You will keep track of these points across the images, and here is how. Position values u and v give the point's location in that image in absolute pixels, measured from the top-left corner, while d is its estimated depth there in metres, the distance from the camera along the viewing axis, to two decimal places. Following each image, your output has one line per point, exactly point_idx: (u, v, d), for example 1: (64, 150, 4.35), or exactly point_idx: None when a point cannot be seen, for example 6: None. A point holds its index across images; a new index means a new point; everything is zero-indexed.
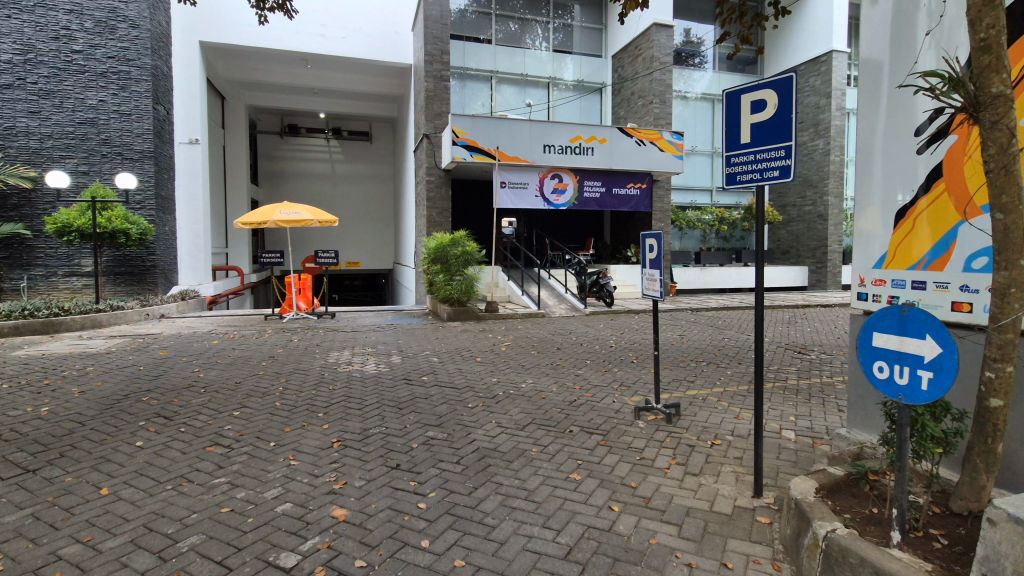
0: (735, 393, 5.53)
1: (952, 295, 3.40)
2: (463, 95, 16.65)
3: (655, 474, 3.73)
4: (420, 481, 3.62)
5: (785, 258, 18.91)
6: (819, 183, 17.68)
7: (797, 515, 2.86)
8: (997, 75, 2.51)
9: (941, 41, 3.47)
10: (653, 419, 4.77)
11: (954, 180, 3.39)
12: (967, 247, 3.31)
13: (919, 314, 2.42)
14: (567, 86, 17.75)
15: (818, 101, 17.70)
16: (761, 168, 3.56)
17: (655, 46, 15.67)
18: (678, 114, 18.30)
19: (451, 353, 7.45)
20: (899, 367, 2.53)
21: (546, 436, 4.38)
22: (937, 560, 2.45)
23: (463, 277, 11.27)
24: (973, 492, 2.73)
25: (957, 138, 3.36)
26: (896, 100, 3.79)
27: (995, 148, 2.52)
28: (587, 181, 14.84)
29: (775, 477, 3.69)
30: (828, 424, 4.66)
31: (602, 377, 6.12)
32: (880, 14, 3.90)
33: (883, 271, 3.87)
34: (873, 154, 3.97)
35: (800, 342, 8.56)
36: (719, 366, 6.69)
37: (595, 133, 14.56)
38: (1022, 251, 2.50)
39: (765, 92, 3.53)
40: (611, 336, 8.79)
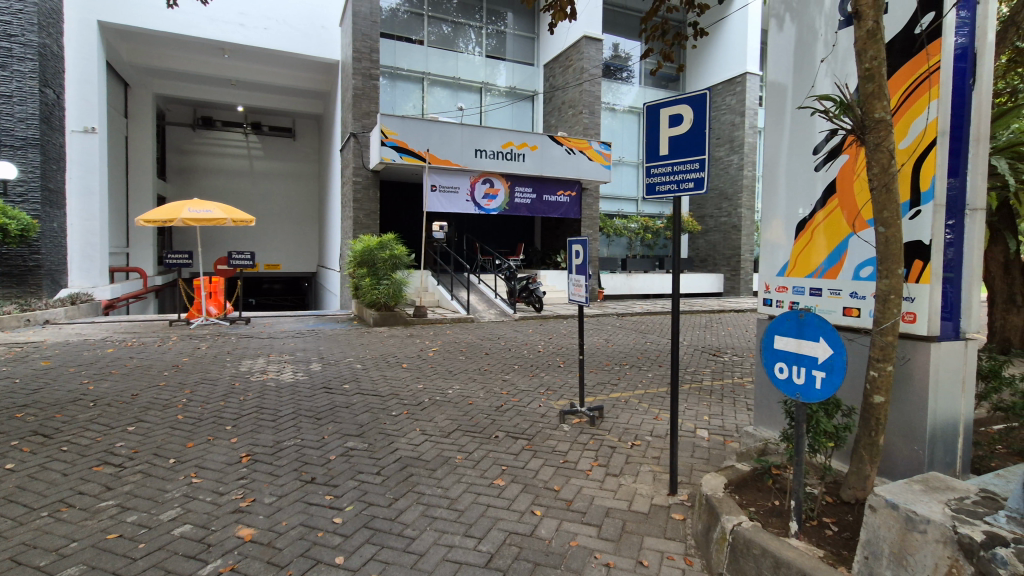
0: (655, 395, 5.76)
1: (844, 301, 3.71)
2: (393, 96, 16.33)
3: (577, 476, 3.79)
4: (336, 494, 3.46)
5: (703, 265, 20.03)
6: (734, 196, 18.92)
7: (708, 511, 2.99)
8: (880, 101, 2.76)
9: (835, 69, 3.81)
10: (577, 422, 4.85)
11: (846, 196, 3.72)
12: (856, 257, 3.63)
13: (814, 318, 2.61)
14: (500, 92, 17.90)
15: (733, 119, 18.95)
16: (678, 179, 3.73)
17: (584, 58, 16.17)
18: (607, 125, 18.96)
19: (376, 359, 7.23)
20: (797, 368, 2.72)
21: (471, 443, 4.33)
22: (828, 546, 2.65)
23: (391, 281, 11.00)
24: (859, 482, 2.97)
25: (847, 158, 3.69)
26: (797, 121, 4.10)
27: (878, 167, 2.78)
28: (518, 187, 15.00)
29: (689, 474, 3.85)
30: (737, 422, 4.94)
31: (529, 381, 6.16)
32: (784, 40, 4.22)
33: (785, 279, 4.17)
34: (778, 171, 4.27)
35: (715, 346, 9.07)
36: (641, 369, 6.94)
37: (526, 139, 14.75)
38: (899, 262, 2.77)
39: (681, 107, 3.71)
40: (539, 341, 8.89)
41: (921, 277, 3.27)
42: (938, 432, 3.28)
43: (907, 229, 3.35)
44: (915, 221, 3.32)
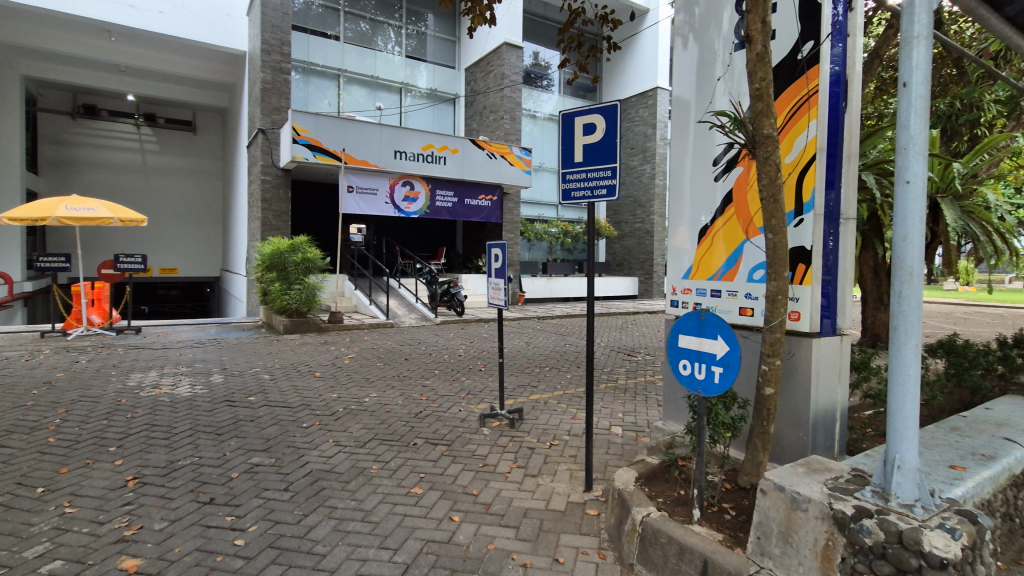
0: (572, 395, 5.92)
1: (740, 301, 4.02)
2: (307, 92, 15.60)
3: (496, 479, 3.80)
4: (238, 515, 3.22)
5: (619, 269, 20.91)
6: (646, 203, 19.93)
7: (619, 504, 3.11)
8: (767, 119, 3.01)
9: (731, 87, 4.13)
10: (497, 425, 4.87)
11: (741, 205, 4.03)
12: (750, 261, 3.94)
13: (713, 318, 2.80)
14: (420, 94, 17.68)
15: (645, 130, 19.98)
16: (591, 185, 3.86)
17: (505, 64, 16.37)
18: (528, 131, 19.31)
19: (286, 369, 6.84)
20: (699, 365, 2.90)
21: (388, 452, 4.21)
22: (727, 530, 2.85)
23: (303, 286, 10.48)
24: (754, 468, 3.22)
25: (742, 169, 4.01)
26: (699, 134, 4.40)
27: (767, 179, 3.03)
28: (439, 190, 14.87)
29: (604, 470, 3.99)
30: (648, 418, 5.19)
31: (449, 386, 6.10)
32: (688, 58, 4.51)
33: (690, 281, 4.44)
34: (682, 181, 4.55)
35: (629, 346, 9.49)
36: (559, 371, 7.11)
37: (447, 143, 14.68)
38: (785, 265, 3.05)
39: (595, 116, 3.85)
40: (460, 345, 8.85)
41: (804, 279, 3.62)
42: (819, 419, 3.63)
43: (792, 235, 3.70)
44: (799, 228, 3.66)
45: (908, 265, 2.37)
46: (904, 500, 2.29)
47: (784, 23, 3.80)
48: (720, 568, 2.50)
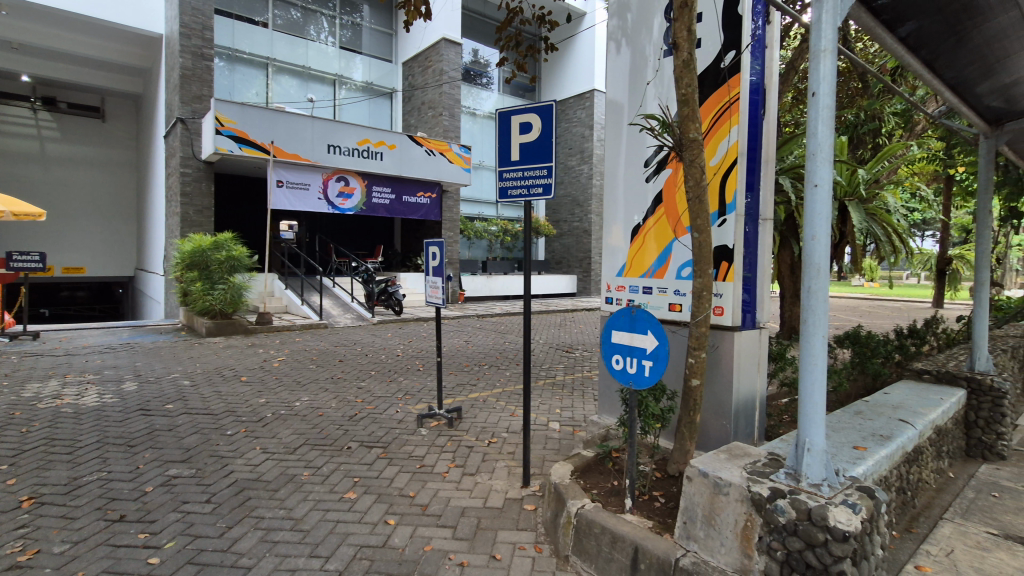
0: (511, 392, 5.96)
1: (669, 298, 4.20)
2: (232, 81, 14.73)
3: (434, 480, 3.76)
4: (153, 531, 3.00)
5: (559, 267, 21.25)
6: (584, 203, 20.36)
7: (555, 498, 3.18)
8: (693, 123, 3.15)
9: (660, 92, 4.29)
10: (435, 425, 4.82)
11: (670, 206, 4.20)
12: (678, 259, 4.12)
13: (643, 314, 2.91)
14: (356, 87, 17.17)
15: (583, 131, 20.40)
16: (527, 184, 3.90)
17: (444, 60, 16.23)
18: (467, 129, 19.23)
19: (209, 374, 6.44)
20: (630, 359, 3.00)
21: (320, 457, 4.07)
22: (656, 517, 2.97)
23: (228, 286, 9.93)
24: (682, 456, 3.38)
25: (671, 171, 4.19)
26: (631, 136, 4.53)
27: (693, 181, 3.17)
28: (375, 187, 14.54)
29: (541, 465, 4.05)
30: (584, 412, 5.32)
31: (386, 387, 5.97)
32: (620, 62, 4.65)
33: (624, 278, 4.59)
34: (616, 181, 4.68)
35: (567, 343, 9.68)
36: (498, 369, 7.13)
37: (384, 138, 14.36)
38: (709, 263, 3.21)
39: (530, 115, 3.88)
40: (398, 345, 8.68)
41: (727, 276, 3.82)
42: (740, 408, 3.86)
43: (716, 234, 3.90)
44: (722, 227, 3.87)
45: (816, 262, 2.55)
46: (813, 479, 2.47)
47: (709, 32, 3.99)
48: (650, 553, 2.62)
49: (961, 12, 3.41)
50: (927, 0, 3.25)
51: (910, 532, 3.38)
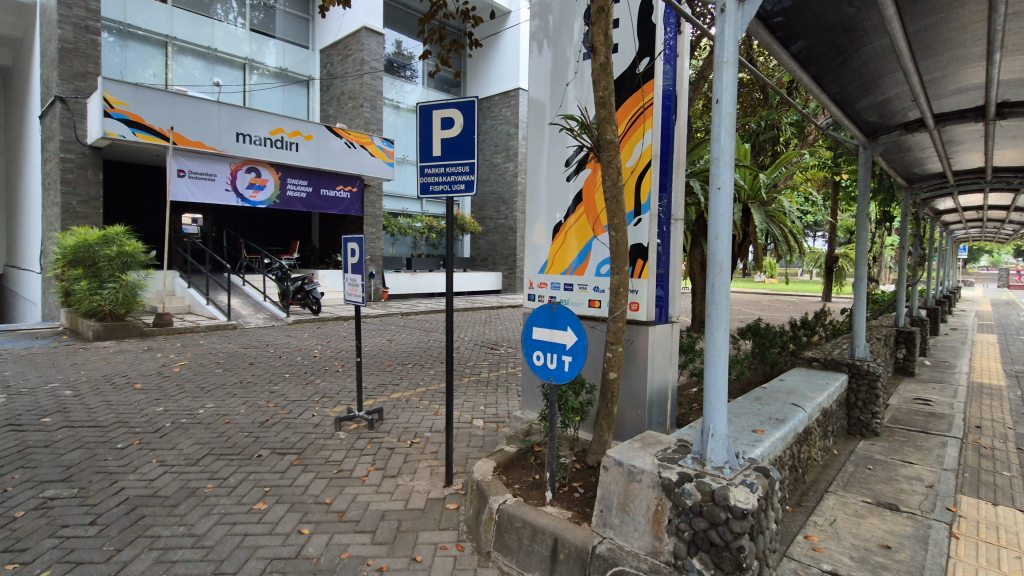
0: (434, 391, 5.89)
1: (589, 294, 4.33)
2: (124, 59, 13.36)
3: (352, 484, 3.64)
4: (24, 561, 2.67)
5: (484, 264, 21.28)
6: (510, 200, 20.50)
7: (477, 495, 3.18)
8: (610, 125, 3.24)
9: (580, 93, 4.41)
10: (355, 427, 4.67)
11: (590, 205, 4.33)
12: (597, 257, 4.27)
13: (563, 310, 2.97)
14: (268, 73, 16.21)
15: (508, 129, 20.51)
16: (449, 180, 3.86)
17: (365, 50, 15.71)
18: (390, 122, 18.75)
19: (96, 382, 5.81)
20: (550, 355, 3.07)
21: (226, 468, 3.80)
22: (575, 507, 3.05)
23: (120, 285, 9.04)
24: (600, 447, 3.49)
25: (591, 171, 4.32)
26: (552, 135, 4.61)
27: (610, 180, 3.27)
28: (291, 179, 13.81)
29: (464, 463, 4.04)
30: (507, 408, 5.36)
31: (302, 390, 5.68)
32: (542, 62, 4.70)
33: (546, 275, 4.67)
34: (539, 180, 4.74)
35: (492, 340, 9.72)
36: (422, 367, 7.02)
37: (300, 128, 13.66)
38: (625, 260, 3.34)
39: (452, 111, 3.84)
40: (316, 346, 8.31)
41: (642, 273, 4.00)
42: (654, 399, 4.06)
43: (632, 233, 4.07)
44: (638, 227, 4.04)
45: (719, 260, 2.73)
46: (716, 462, 2.63)
47: (624, 39, 4.14)
48: (569, 543, 2.69)
49: (843, 34, 3.76)
50: (815, 20, 3.57)
51: (801, 505, 3.71)
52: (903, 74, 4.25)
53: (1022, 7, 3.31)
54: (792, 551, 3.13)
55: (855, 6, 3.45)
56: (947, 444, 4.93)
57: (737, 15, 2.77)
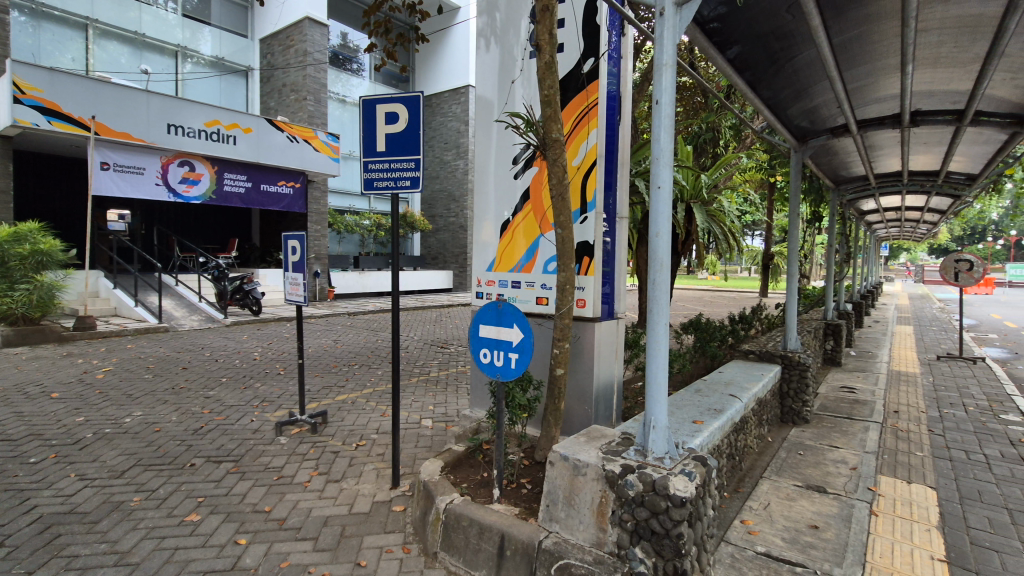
0: (381, 392, 5.78)
1: (536, 292, 4.37)
2: (38, 40, 12.33)
3: (293, 491, 3.51)
4: None
5: (435, 263, 21.05)
6: (460, 198, 20.36)
7: (424, 496, 3.14)
8: (556, 124, 3.26)
9: (527, 92, 4.44)
10: (297, 432, 4.50)
11: (537, 203, 4.37)
12: (545, 255, 4.31)
13: (510, 307, 2.98)
14: (203, 61, 15.37)
15: (459, 126, 20.37)
16: (394, 176, 3.79)
17: (308, 41, 15.19)
18: (336, 116, 18.23)
19: (6, 392, 5.34)
20: (497, 352, 3.06)
21: (155, 479, 3.58)
22: (523, 503, 3.07)
23: (33, 286, 8.37)
24: (547, 442, 3.53)
25: (537, 169, 4.36)
26: (499, 133, 4.61)
27: (556, 179, 3.29)
28: (228, 173, 13.18)
29: (411, 464, 3.99)
30: (456, 407, 5.33)
31: (240, 395, 5.44)
32: (489, 59, 4.69)
33: (493, 273, 4.66)
34: (486, 178, 4.73)
35: (442, 339, 9.62)
36: (369, 368, 6.87)
37: (238, 120, 13.04)
38: (571, 257, 3.37)
39: (397, 105, 3.77)
40: (256, 348, 7.96)
41: (588, 270, 4.06)
42: (600, 393, 4.15)
43: (578, 231, 4.12)
44: (583, 225, 4.10)
45: (659, 257, 2.80)
46: (658, 453, 2.71)
47: (569, 39, 4.18)
48: (515, 539, 2.70)
49: (774, 42, 3.95)
50: (748, 28, 3.73)
51: (737, 491, 3.89)
52: (829, 82, 4.51)
53: (931, 23, 3.59)
54: (730, 535, 3.27)
55: (785, 16, 3.62)
56: (869, 428, 5.29)
57: (676, 19, 2.85)
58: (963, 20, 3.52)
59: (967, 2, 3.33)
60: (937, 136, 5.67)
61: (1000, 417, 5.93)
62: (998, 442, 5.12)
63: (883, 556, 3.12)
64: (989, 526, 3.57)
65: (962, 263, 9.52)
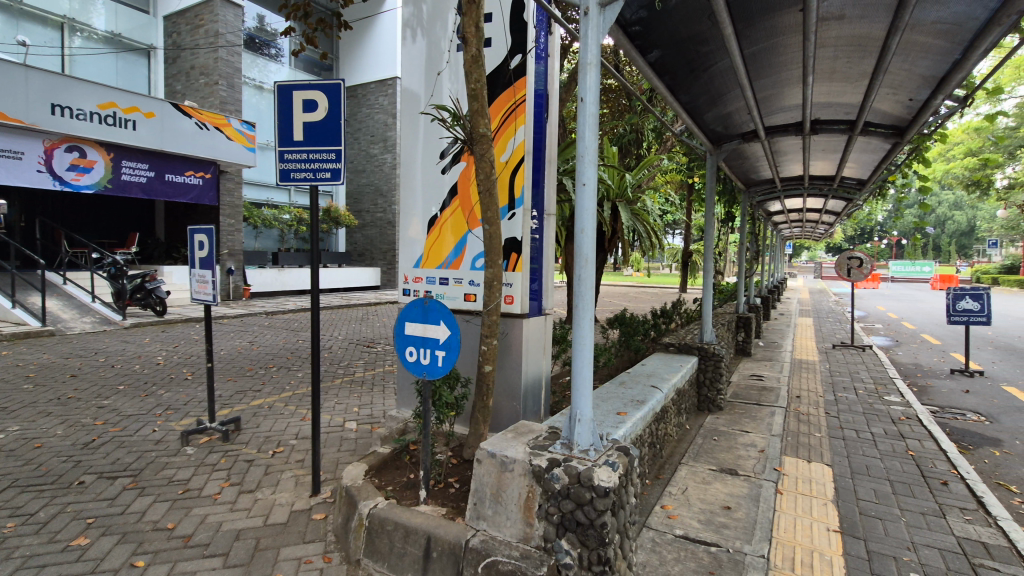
0: (300, 395, 5.50)
1: (464, 288, 4.33)
2: None
3: (201, 505, 3.25)
4: None
5: (361, 260, 20.39)
6: (388, 193, 19.81)
7: (347, 502, 3.03)
8: (483, 118, 3.20)
9: (454, 86, 4.38)
10: (206, 441, 4.18)
11: (465, 199, 4.32)
12: (472, 251, 4.27)
13: (436, 304, 2.91)
14: (95, 37, 13.91)
15: (386, 118, 19.81)
16: (313, 168, 3.60)
17: (219, 21, 14.16)
18: (253, 103, 17.18)
19: None
20: (423, 350, 2.99)
21: (33, 502, 3.18)
22: (450, 503, 3.02)
23: None
24: (475, 440, 3.50)
25: (465, 164, 4.31)
26: (426, 127, 4.50)
27: (483, 174, 3.25)
28: (126, 161, 12.05)
29: (334, 469, 3.82)
30: (383, 408, 5.18)
31: (140, 403, 4.98)
32: (415, 50, 4.57)
33: (421, 270, 4.57)
34: (413, 172, 4.61)
35: (368, 337, 9.32)
36: (288, 370, 6.52)
37: (138, 103, 11.90)
38: (499, 253, 3.35)
39: (316, 93, 3.58)
40: (160, 352, 7.32)
41: (516, 266, 4.07)
42: (528, 389, 4.17)
43: (506, 228, 4.12)
44: (511, 221, 4.10)
45: (584, 253, 2.85)
46: (582, 446, 2.75)
47: (497, 34, 4.16)
48: (442, 540, 2.66)
49: (690, 49, 4.14)
50: (666, 33, 3.88)
51: (658, 478, 4.06)
52: (740, 90, 4.79)
53: (827, 39, 3.89)
54: (651, 521, 3.40)
55: (702, 24, 3.79)
56: (775, 413, 5.72)
57: (599, 19, 2.90)
58: (854, 39, 3.85)
59: (857, 22, 3.64)
60: (833, 143, 6.20)
61: (884, 399, 6.61)
62: (882, 421, 5.70)
63: (787, 531, 3.37)
64: (875, 496, 3.97)
65: (854, 260, 10.49)
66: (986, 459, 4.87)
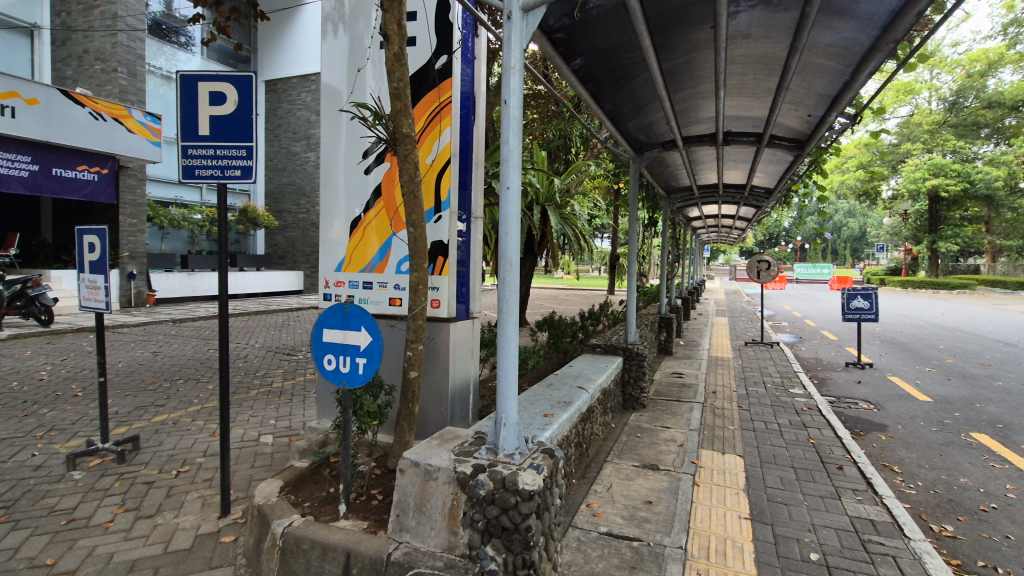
0: (210, 409, 5.11)
1: (389, 292, 4.22)
2: None
3: (89, 536, 2.93)
4: None
5: (282, 263, 19.41)
6: (311, 193, 18.98)
7: (258, 522, 2.84)
8: (406, 119, 3.11)
9: (377, 84, 4.26)
10: (97, 463, 3.78)
11: (389, 200, 4.21)
12: (397, 254, 4.17)
13: (356, 310, 2.80)
14: None
15: (309, 115, 18.99)
16: (220, 164, 3.36)
17: (117, 3, 12.95)
18: (159, 94, 15.94)
19: None
20: (342, 358, 2.86)
21: None
22: (372, 516, 2.90)
23: None
24: (400, 448, 3.39)
25: (389, 165, 4.20)
26: (348, 125, 4.34)
27: (407, 176, 3.16)
28: (3, 152, 10.72)
29: (246, 487, 3.57)
30: (302, 419, 4.93)
31: (17, 425, 4.42)
32: (337, 45, 4.39)
33: (343, 273, 4.39)
34: (334, 171, 4.41)
35: (289, 345, 8.87)
36: (197, 382, 6.05)
37: (19, 88, 10.61)
38: (424, 256, 3.27)
39: (224, 85, 3.35)
40: (45, 366, 6.56)
41: (442, 270, 4.01)
42: (456, 393, 4.12)
43: (431, 230, 4.05)
44: (438, 224, 4.04)
45: (509, 256, 2.83)
46: (508, 450, 2.74)
47: (420, 33, 4.07)
48: (362, 555, 2.55)
49: (612, 59, 4.26)
50: (589, 41, 3.96)
51: (584, 477, 4.14)
52: (659, 100, 4.99)
53: (737, 55, 4.14)
54: (577, 520, 3.45)
55: (623, 34, 3.91)
56: (693, 408, 6.01)
57: (522, 24, 2.90)
58: (761, 57, 4.14)
59: (762, 41, 3.90)
60: (744, 154, 6.61)
61: (789, 391, 7.14)
62: (788, 412, 6.16)
63: (703, 521, 3.53)
64: (780, 483, 4.26)
65: (763, 263, 11.30)
66: (874, 443, 5.38)
